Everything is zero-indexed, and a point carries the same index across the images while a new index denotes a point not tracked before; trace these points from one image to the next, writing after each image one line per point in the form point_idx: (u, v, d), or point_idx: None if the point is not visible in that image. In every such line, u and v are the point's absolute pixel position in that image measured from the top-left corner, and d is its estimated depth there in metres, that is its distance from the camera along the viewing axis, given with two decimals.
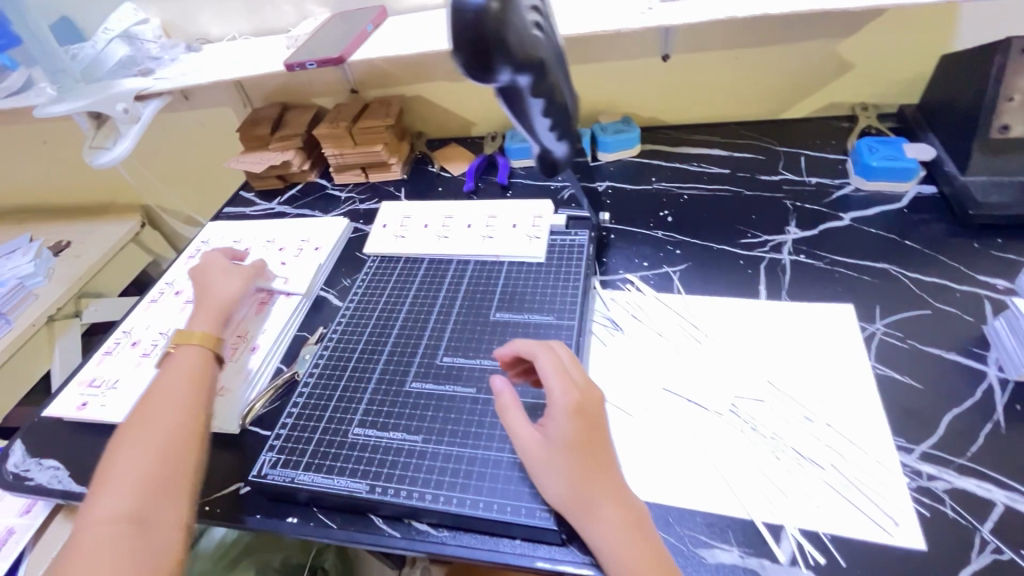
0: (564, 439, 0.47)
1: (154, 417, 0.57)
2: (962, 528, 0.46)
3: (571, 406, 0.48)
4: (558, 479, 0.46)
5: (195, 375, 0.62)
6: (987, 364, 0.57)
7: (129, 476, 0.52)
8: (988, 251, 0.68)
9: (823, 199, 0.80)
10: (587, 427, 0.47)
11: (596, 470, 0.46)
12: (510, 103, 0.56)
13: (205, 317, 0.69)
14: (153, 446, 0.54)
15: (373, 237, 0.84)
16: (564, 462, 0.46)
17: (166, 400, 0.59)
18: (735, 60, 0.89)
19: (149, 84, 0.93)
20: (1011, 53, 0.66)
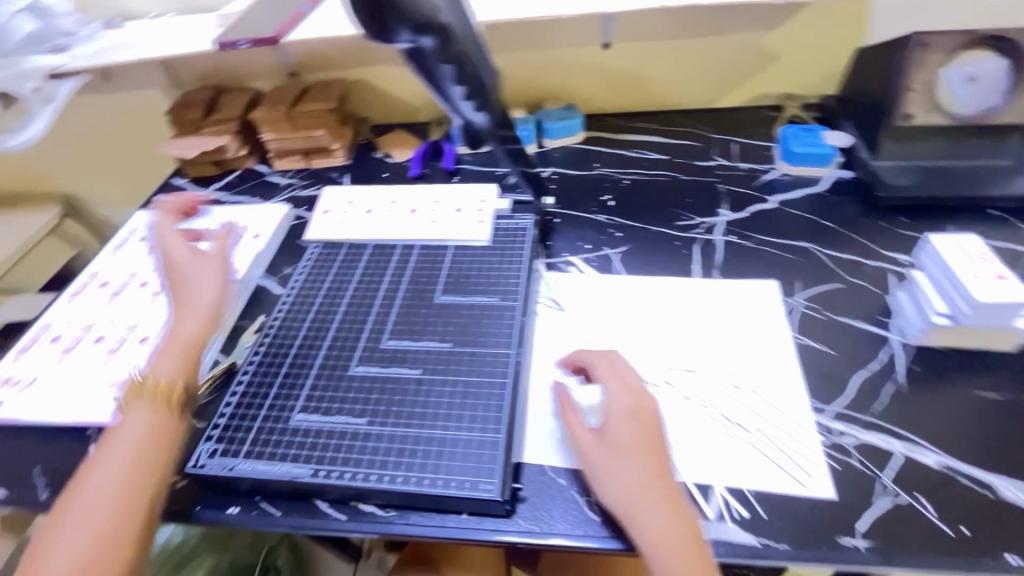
0: (620, 437, 0.49)
1: (103, 469, 0.48)
2: (867, 477, 0.51)
3: (627, 407, 0.51)
4: (622, 482, 0.47)
5: (155, 425, 0.51)
6: (890, 331, 0.62)
7: (70, 548, 0.44)
8: (894, 229, 0.74)
9: (753, 183, 0.84)
10: (644, 429, 0.50)
11: (649, 474, 0.47)
12: (417, 68, 0.55)
13: (168, 355, 0.55)
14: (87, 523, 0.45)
15: (314, 223, 0.82)
16: (621, 461, 0.48)
17: (112, 458, 0.49)
18: (671, 50, 0.92)
19: (64, 62, 0.86)
20: (912, 47, 0.72)
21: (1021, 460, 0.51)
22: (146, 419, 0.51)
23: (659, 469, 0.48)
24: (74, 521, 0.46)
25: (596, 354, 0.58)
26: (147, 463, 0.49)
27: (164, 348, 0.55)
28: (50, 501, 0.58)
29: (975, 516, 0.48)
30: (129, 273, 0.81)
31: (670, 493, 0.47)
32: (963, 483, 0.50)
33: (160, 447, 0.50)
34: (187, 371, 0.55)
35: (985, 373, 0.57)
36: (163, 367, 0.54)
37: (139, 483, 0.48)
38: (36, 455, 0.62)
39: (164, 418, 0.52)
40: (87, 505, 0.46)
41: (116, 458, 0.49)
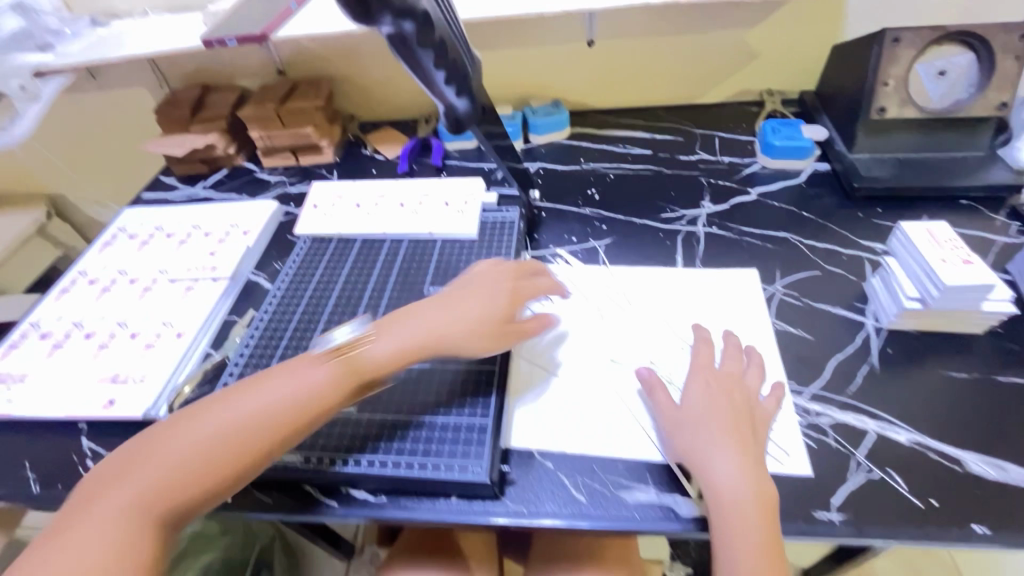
0: (694, 406, 0.54)
1: (243, 396, 0.49)
2: (841, 454, 0.53)
3: (710, 381, 0.55)
4: (723, 453, 0.49)
5: (323, 386, 0.50)
6: (866, 316, 0.64)
7: (168, 455, 0.45)
8: (870, 219, 0.77)
9: (734, 176, 0.86)
10: (735, 410, 0.53)
11: (723, 433, 0.51)
12: (402, 52, 0.56)
13: (389, 343, 0.54)
14: (206, 441, 0.46)
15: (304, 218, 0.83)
16: (694, 424, 0.52)
17: (269, 392, 0.49)
18: (654, 47, 0.94)
19: (50, 60, 0.87)
20: (885, 43, 0.73)
21: (988, 435, 0.53)
22: (314, 379, 0.50)
23: (738, 434, 0.51)
24: (187, 430, 0.46)
25: (705, 333, 0.61)
26: (282, 419, 0.48)
27: (400, 331, 0.55)
28: (40, 494, 0.58)
29: (944, 489, 0.50)
30: (118, 270, 0.81)
31: (743, 449, 0.50)
32: (933, 458, 0.52)
33: (309, 409, 0.49)
34: (388, 370, 0.54)
35: (955, 355, 0.59)
36: (381, 352, 0.54)
37: (266, 429, 0.47)
38: (26, 450, 0.63)
39: (330, 390, 0.50)
40: (209, 419, 0.47)
41: (264, 392, 0.49)
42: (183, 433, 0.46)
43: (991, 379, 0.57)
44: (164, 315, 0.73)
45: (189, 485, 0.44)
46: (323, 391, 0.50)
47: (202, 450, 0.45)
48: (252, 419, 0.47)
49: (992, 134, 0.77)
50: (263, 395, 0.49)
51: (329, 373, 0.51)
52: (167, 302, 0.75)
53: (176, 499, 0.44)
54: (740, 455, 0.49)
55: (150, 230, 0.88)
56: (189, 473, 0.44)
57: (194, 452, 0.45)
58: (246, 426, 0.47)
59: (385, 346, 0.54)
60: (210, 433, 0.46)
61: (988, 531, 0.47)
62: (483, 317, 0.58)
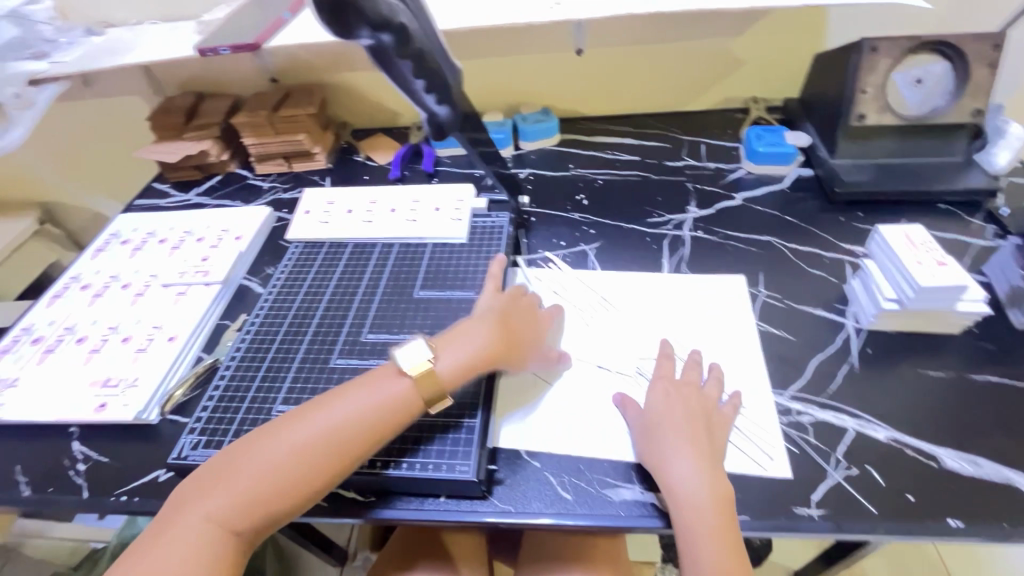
0: (655, 414, 0.55)
1: (314, 416, 0.51)
2: (821, 453, 0.54)
3: (668, 391, 0.57)
4: (686, 465, 0.51)
5: (395, 404, 0.52)
6: (846, 317, 0.66)
7: (242, 475, 0.48)
8: (851, 223, 0.78)
9: (720, 182, 0.88)
10: (692, 420, 0.54)
11: (681, 438, 0.52)
12: (381, 64, 0.57)
13: (456, 356, 0.56)
14: (278, 459, 0.48)
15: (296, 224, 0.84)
16: (655, 433, 0.54)
17: (336, 409, 0.51)
18: (641, 56, 0.96)
19: (46, 68, 0.88)
20: (863, 52, 0.76)
21: (964, 432, 0.54)
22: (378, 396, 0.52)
23: (695, 438, 0.52)
24: (262, 450, 0.49)
25: (667, 345, 0.63)
26: (346, 436, 0.50)
27: (467, 350, 0.57)
28: (31, 497, 0.59)
29: (920, 484, 0.51)
30: (110, 275, 0.82)
31: (698, 448, 0.52)
32: (910, 455, 0.53)
33: (380, 428, 0.51)
34: (456, 386, 0.56)
35: (932, 355, 0.61)
36: (449, 367, 0.55)
37: (340, 449, 0.50)
38: (17, 454, 0.63)
39: (401, 408, 0.52)
40: (281, 441, 0.49)
41: (337, 408, 0.51)
42: (259, 453, 0.49)
43: (967, 378, 0.59)
44: (156, 319, 0.74)
45: (267, 501, 0.47)
46: (393, 409, 0.52)
47: (276, 471, 0.48)
48: (326, 438, 0.49)
49: (968, 140, 0.79)
50: (331, 414, 0.51)
51: (399, 390, 0.53)
52: (159, 307, 0.76)
53: (253, 517, 0.47)
54: (697, 459, 0.51)
55: (142, 236, 0.89)
56: (265, 492, 0.47)
57: (270, 470, 0.48)
58: (321, 443, 0.49)
59: (450, 361, 0.56)
60: (283, 455, 0.48)
61: (962, 525, 0.48)
62: (530, 333, 0.62)
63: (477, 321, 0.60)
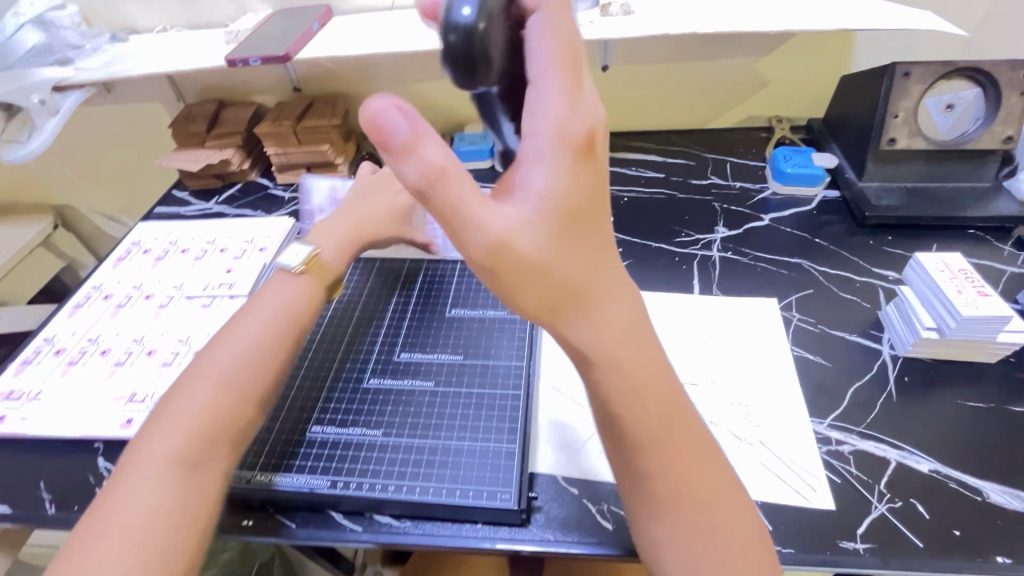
0: (546, 205, 0.34)
1: (230, 341, 0.55)
2: (863, 484, 0.53)
3: (572, 108, 0.33)
4: (583, 266, 0.37)
5: (302, 299, 0.61)
6: (882, 344, 0.65)
7: (182, 416, 0.49)
8: (881, 247, 0.78)
9: (746, 202, 0.88)
10: (588, 188, 0.36)
11: (581, 252, 0.36)
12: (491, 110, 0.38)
13: (330, 245, 0.68)
14: (212, 382, 0.51)
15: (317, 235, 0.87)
16: (553, 248, 0.35)
17: (250, 325, 0.56)
18: (667, 73, 0.96)
19: (70, 75, 0.86)
20: (895, 77, 0.75)
21: (1007, 465, 0.54)
22: (283, 299, 0.60)
23: (588, 222, 0.36)
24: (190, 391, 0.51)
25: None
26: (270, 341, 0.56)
27: (336, 240, 0.69)
28: (55, 516, 0.58)
29: (966, 519, 0.50)
30: (133, 285, 0.81)
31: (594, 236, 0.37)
32: (955, 488, 0.52)
33: (293, 319, 0.59)
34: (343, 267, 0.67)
35: (971, 385, 0.60)
36: (334, 252, 0.68)
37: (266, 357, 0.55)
38: (41, 470, 0.62)
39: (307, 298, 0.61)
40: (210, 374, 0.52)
41: (248, 328, 0.56)
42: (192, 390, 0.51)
43: (1006, 409, 0.58)
44: (181, 332, 0.73)
45: (221, 417, 0.50)
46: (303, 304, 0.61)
47: (208, 394, 0.51)
48: (246, 350, 0.54)
49: (997, 166, 0.79)
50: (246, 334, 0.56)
51: (301, 286, 0.62)
52: (184, 319, 0.75)
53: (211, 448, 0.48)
54: (603, 272, 0.38)
55: (164, 245, 0.88)
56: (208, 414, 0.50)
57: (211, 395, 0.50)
58: (250, 353, 0.54)
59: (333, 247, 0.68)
60: (211, 381, 0.51)
61: (1010, 562, 0.47)
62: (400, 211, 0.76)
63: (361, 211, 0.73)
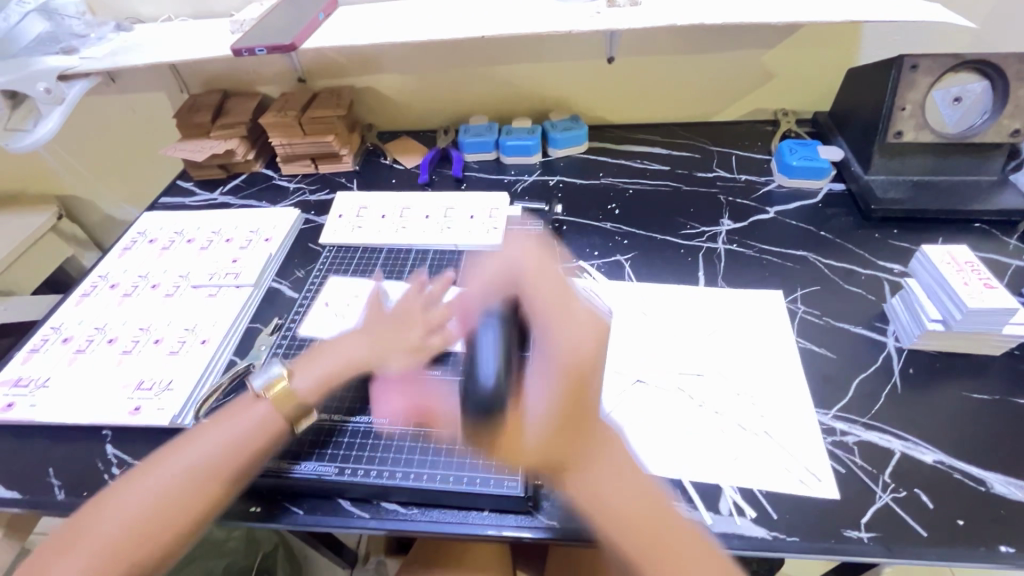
0: (540, 410, 0.52)
1: (193, 444, 0.52)
2: (867, 473, 0.54)
3: (555, 403, 0.53)
4: (583, 474, 0.48)
5: (260, 430, 0.54)
6: (886, 336, 0.66)
7: (98, 533, 0.47)
8: (887, 240, 0.78)
9: (751, 195, 0.88)
10: (569, 395, 0.54)
11: (585, 449, 0.49)
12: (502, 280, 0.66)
13: (311, 373, 0.58)
14: (139, 501, 0.48)
15: (311, 317, 0.72)
16: (553, 451, 0.49)
17: (203, 443, 0.52)
18: (673, 65, 0.96)
19: (75, 64, 0.87)
20: (903, 69, 0.75)
21: (1010, 457, 0.54)
22: (248, 420, 0.54)
23: (577, 443, 0.50)
24: (121, 503, 0.48)
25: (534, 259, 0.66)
26: (214, 466, 0.51)
27: (321, 368, 0.59)
28: (65, 501, 0.58)
29: (971, 510, 0.51)
30: (139, 275, 0.81)
31: (585, 449, 0.49)
32: (959, 479, 0.53)
33: (245, 451, 0.52)
34: (315, 402, 0.57)
35: (976, 377, 0.61)
36: (308, 387, 0.57)
37: (210, 482, 0.50)
38: (50, 455, 0.62)
39: (266, 432, 0.54)
40: (163, 474, 0.50)
41: (204, 442, 0.52)
42: (121, 502, 0.48)
43: (1010, 401, 0.58)
44: (188, 321, 0.73)
45: (132, 544, 0.46)
46: (263, 438, 0.53)
47: (130, 514, 0.47)
48: (187, 471, 0.50)
49: (1003, 160, 0.79)
50: (196, 449, 0.51)
51: (264, 414, 0.55)
52: (191, 308, 0.75)
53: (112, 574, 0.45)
54: (598, 453, 0.49)
55: (170, 235, 0.88)
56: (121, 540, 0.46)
57: (135, 516, 0.47)
58: (190, 476, 0.50)
59: (308, 380, 0.58)
60: (141, 499, 0.48)
61: (1013, 551, 0.48)
62: (399, 342, 0.62)
63: (350, 338, 0.61)
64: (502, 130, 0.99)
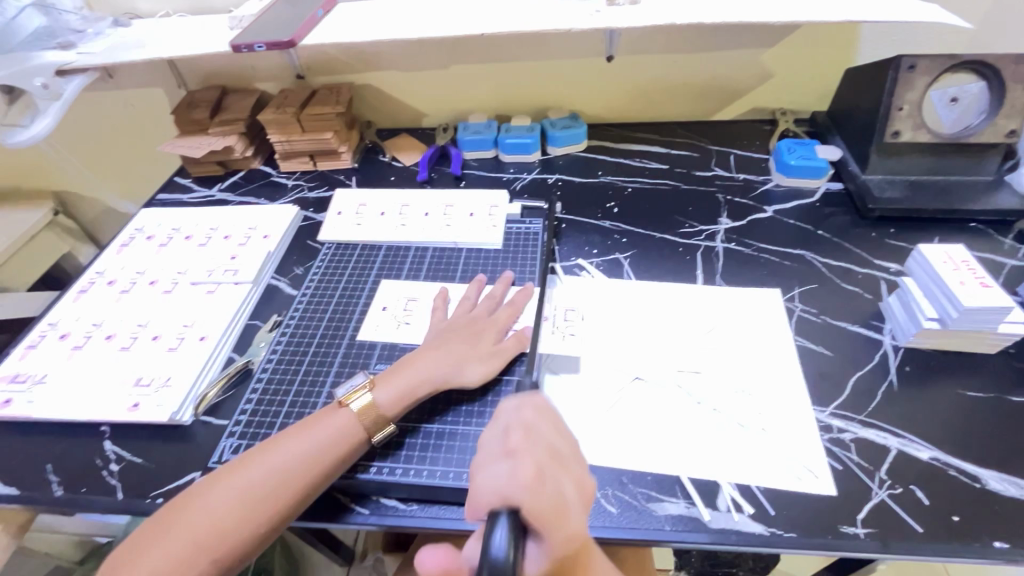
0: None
1: (277, 449, 0.52)
2: (864, 470, 0.54)
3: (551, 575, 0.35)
4: None
5: (341, 439, 0.54)
6: (883, 334, 0.66)
7: (192, 525, 0.48)
8: (884, 239, 0.79)
9: (749, 194, 0.88)
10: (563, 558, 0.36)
11: None
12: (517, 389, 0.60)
13: (395, 386, 0.58)
14: (229, 499, 0.49)
15: (368, 321, 0.71)
16: None
17: (293, 447, 0.52)
18: (672, 64, 0.96)
19: (73, 59, 0.86)
20: (901, 69, 0.75)
21: (1004, 454, 0.54)
22: (334, 431, 0.54)
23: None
24: (214, 497, 0.49)
25: (533, 413, 0.42)
26: (302, 472, 0.51)
27: (405, 379, 0.58)
28: (63, 497, 0.58)
29: (966, 506, 0.51)
30: (137, 271, 0.81)
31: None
32: (954, 476, 0.53)
33: (330, 461, 0.52)
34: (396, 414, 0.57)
35: (971, 375, 0.61)
36: (391, 401, 0.56)
37: (291, 487, 0.51)
38: (48, 452, 0.62)
39: (347, 441, 0.54)
40: (251, 474, 0.50)
41: (291, 448, 0.52)
42: (213, 496, 0.49)
43: (1005, 399, 0.59)
44: (186, 317, 0.73)
45: (225, 538, 0.48)
46: (343, 449, 0.53)
47: (220, 512, 0.48)
48: (276, 475, 0.50)
49: (1000, 160, 0.80)
50: (288, 453, 0.52)
51: (345, 424, 0.55)
52: (189, 304, 0.75)
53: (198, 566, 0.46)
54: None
55: (167, 231, 0.88)
56: (210, 534, 0.47)
57: (223, 515, 0.48)
58: (281, 480, 0.50)
59: (391, 391, 0.57)
60: (230, 498, 0.49)
61: (1006, 547, 0.48)
62: (474, 350, 0.61)
63: (426, 354, 0.61)
64: (501, 127, 0.99)
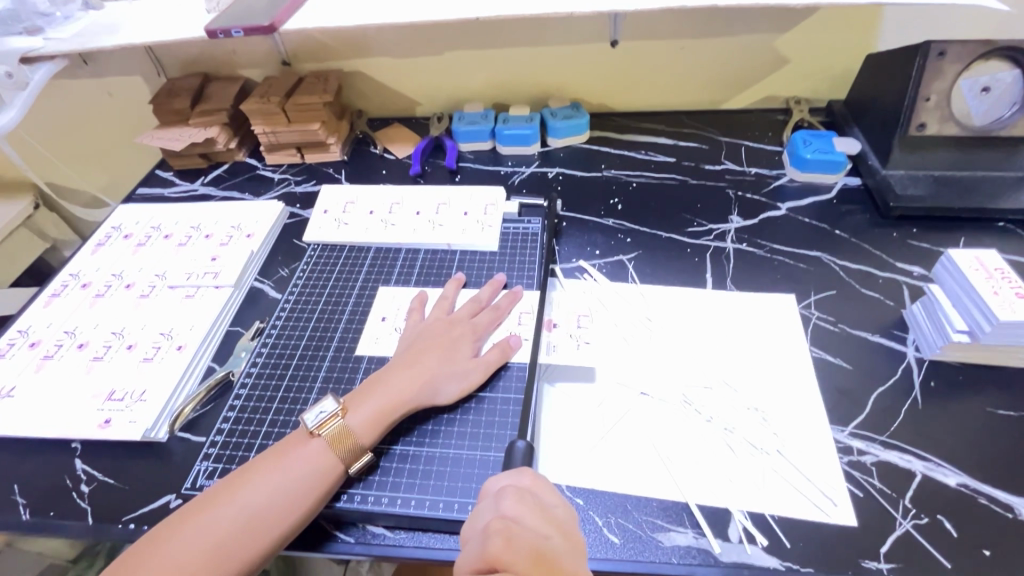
0: None
1: (249, 485, 0.49)
2: (887, 499, 0.50)
3: None
4: None
5: (319, 471, 0.50)
6: (907, 345, 0.62)
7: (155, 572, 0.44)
8: (905, 240, 0.74)
9: (762, 189, 0.83)
10: None
11: None
12: (504, 455, 0.52)
13: (367, 410, 0.54)
14: (198, 544, 0.46)
15: (366, 334, 0.66)
16: None
17: (268, 484, 0.49)
18: (681, 50, 0.90)
19: (39, 46, 0.80)
20: (930, 56, 0.69)
21: None
22: (310, 462, 0.50)
23: None
24: (181, 541, 0.46)
25: (514, 504, 0.42)
26: (276, 512, 0.48)
27: (377, 403, 0.54)
28: (30, 521, 0.54)
29: (998, 539, 0.47)
30: (113, 273, 0.77)
31: None
32: (984, 504, 0.49)
33: (308, 499, 0.49)
34: (372, 440, 0.53)
35: (1001, 391, 0.57)
36: (363, 425, 0.53)
37: (266, 529, 0.47)
38: (14, 472, 0.58)
39: (324, 474, 0.50)
40: (222, 514, 0.47)
41: (264, 486, 0.49)
42: (180, 540, 0.46)
43: None
44: (163, 325, 0.69)
45: None
46: (323, 485, 0.50)
47: (188, 558, 0.45)
48: (249, 516, 0.47)
49: None
50: (262, 490, 0.49)
51: (318, 455, 0.51)
52: (166, 310, 0.71)
53: None
54: None
55: (146, 230, 0.83)
56: None
57: (188, 563, 0.45)
58: (255, 521, 0.47)
59: (361, 415, 0.53)
60: (199, 542, 0.46)
61: None
62: (449, 364, 0.58)
63: (397, 368, 0.57)
64: (499, 118, 0.93)
